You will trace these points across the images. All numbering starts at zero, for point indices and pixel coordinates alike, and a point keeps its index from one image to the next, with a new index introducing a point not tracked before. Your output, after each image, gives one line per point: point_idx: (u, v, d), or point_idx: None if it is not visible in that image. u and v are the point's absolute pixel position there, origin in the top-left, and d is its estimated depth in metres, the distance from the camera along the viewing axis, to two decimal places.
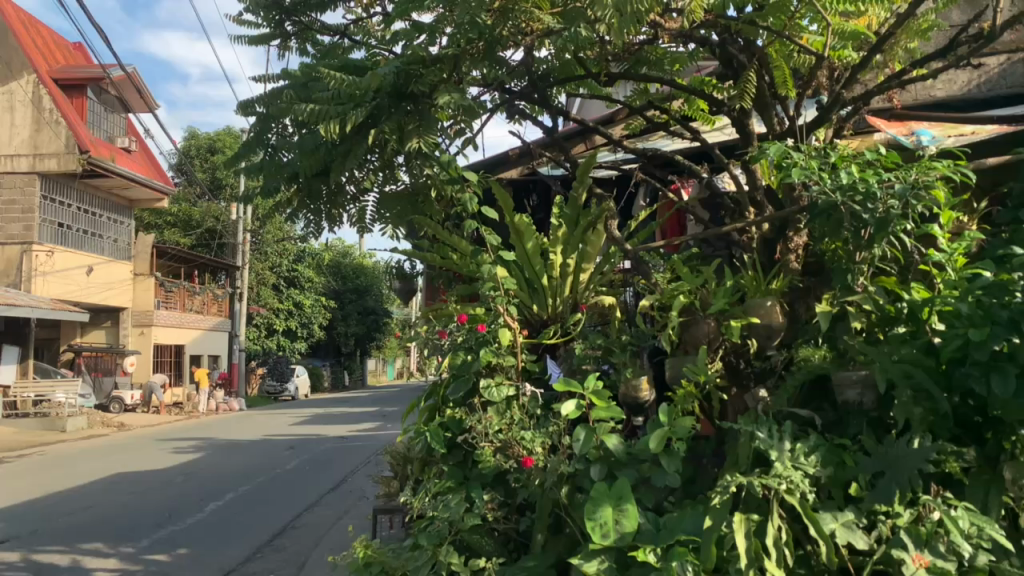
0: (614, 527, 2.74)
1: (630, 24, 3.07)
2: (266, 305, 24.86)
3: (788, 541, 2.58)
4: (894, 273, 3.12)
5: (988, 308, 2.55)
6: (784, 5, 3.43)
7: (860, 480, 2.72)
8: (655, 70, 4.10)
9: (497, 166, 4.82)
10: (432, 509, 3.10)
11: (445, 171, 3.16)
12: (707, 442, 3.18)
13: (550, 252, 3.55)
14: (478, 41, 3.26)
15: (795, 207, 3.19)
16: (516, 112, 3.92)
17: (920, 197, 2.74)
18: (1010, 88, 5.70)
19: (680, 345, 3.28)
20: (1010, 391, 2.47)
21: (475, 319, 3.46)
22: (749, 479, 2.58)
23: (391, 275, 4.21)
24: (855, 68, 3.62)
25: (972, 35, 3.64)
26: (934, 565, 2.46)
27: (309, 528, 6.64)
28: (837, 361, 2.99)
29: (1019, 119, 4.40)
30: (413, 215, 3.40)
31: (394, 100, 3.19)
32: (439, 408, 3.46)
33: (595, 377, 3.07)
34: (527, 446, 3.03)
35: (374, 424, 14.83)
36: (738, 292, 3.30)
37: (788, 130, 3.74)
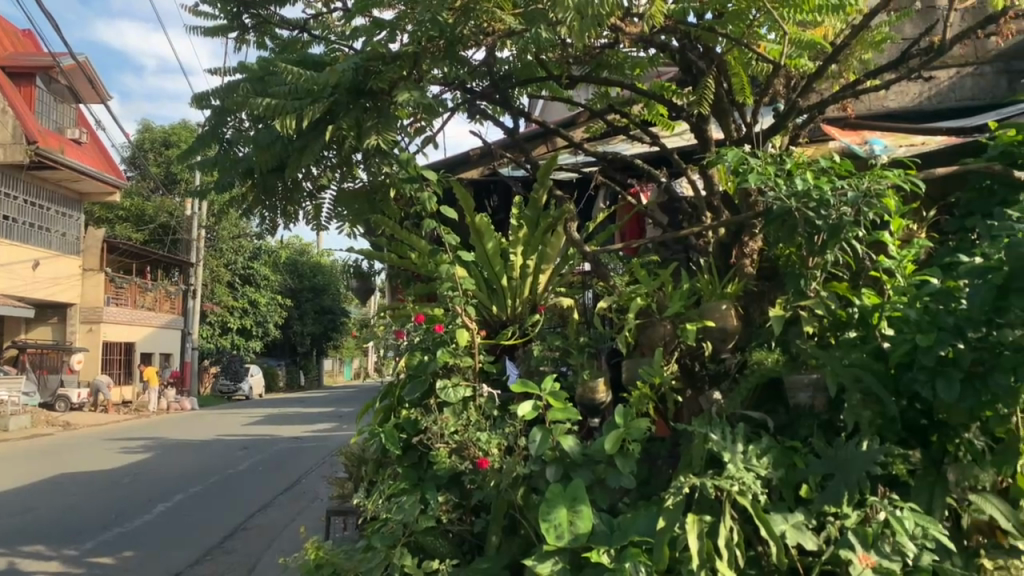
0: (568, 528, 2.75)
1: (591, 27, 3.08)
2: (222, 303, 24.45)
3: (740, 542, 2.62)
4: (846, 278, 3.18)
5: (935, 315, 2.62)
6: (742, 13, 3.50)
7: (811, 481, 2.75)
8: (616, 74, 4.13)
9: (458, 166, 4.80)
10: (386, 511, 3.07)
11: (405, 170, 3.17)
12: (662, 444, 3.21)
13: (511, 253, 3.53)
14: (439, 40, 3.24)
15: (750, 213, 3.23)
16: (477, 112, 3.91)
17: (872, 204, 2.80)
18: (959, 100, 5.89)
19: (636, 347, 3.33)
20: (954, 395, 2.54)
21: (432, 318, 3.43)
22: (702, 480, 2.61)
23: (348, 274, 4.16)
24: (811, 77, 3.71)
25: (923, 49, 3.74)
26: (880, 565, 2.51)
27: (261, 530, 6.53)
28: (790, 364, 3.03)
29: (968, 131, 4.53)
30: (371, 215, 3.35)
31: (352, 96, 3.16)
32: (394, 409, 3.42)
33: (552, 378, 3.08)
34: (482, 448, 3.02)
35: (329, 424, 14.66)
36: (694, 295, 3.33)
37: (745, 136, 3.80)
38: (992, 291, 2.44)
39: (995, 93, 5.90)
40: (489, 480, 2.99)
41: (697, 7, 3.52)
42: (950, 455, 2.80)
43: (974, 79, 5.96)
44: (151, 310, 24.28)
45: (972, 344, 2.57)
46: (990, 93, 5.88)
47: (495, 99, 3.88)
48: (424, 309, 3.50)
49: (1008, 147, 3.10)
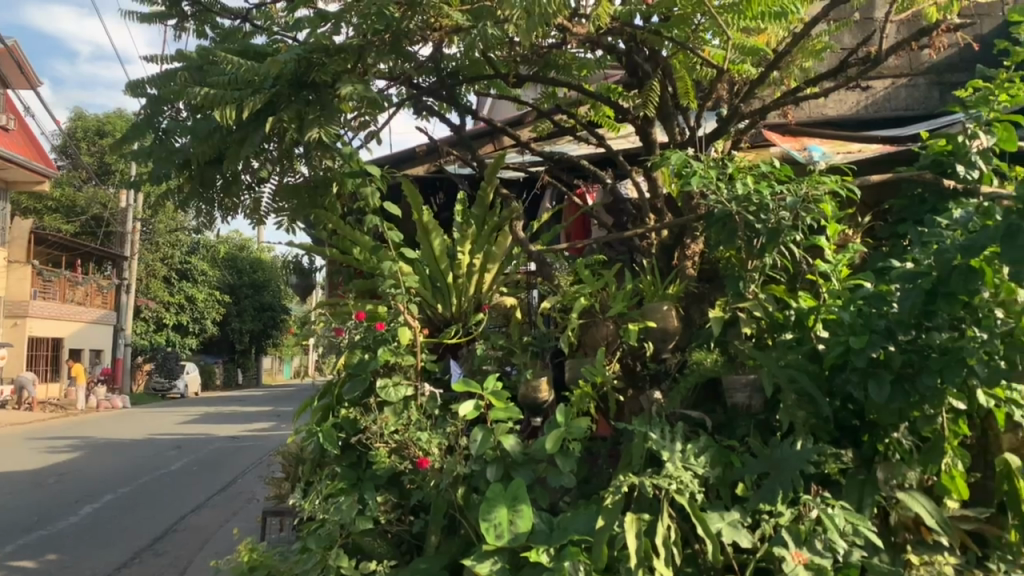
0: (508, 528, 2.74)
1: (539, 26, 3.07)
2: (158, 298, 23.77)
3: (677, 540, 2.65)
4: (784, 281, 3.24)
5: (868, 318, 2.69)
6: (687, 17, 3.52)
7: (747, 480, 2.80)
8: (563, 75, 4.09)
9: (402, 163, 4.79)
10: (322, 512, 3.01)
11: (348, 164, 3.07)
12: (603, 443, 3.23)
13: (458, 251, 3.49)
14: (385, 33, 3.20)
15: (692, 215, 3.27)
16: (423, 108, 3.88)
17: (810, 210, 2.86)
18: (893, 111, 6.08)
19: (579, 347, 3.36)
20: (884, 396, 2.62)
21: (374, 316, 3.39)
22: (640, 479, 2.63)
23: (288, 270, 4.09)
24: (753, 84, 3.78)
25: (861, 59, 3.84)
26: (812, 562, 2.56)
27: (193, 532, 6.35)
28: (728, 364, 3.08)
29: (902, 140, 4.67)
30: (313, 211, 3.29)
31: (293, 87, 3.09)
32: (332, 408, 3.36)
33: (494, 378, 3.06)
34: (422, 447, 2.98)
35: (269, 423, 14.39)
36: (636, 296, 3.36)
37: (689, 140, 3.86)
38: (921, 296, 2.52)
39: (928, 103, 6.09)
40: (429, 480, 2.96)
41: (645, 10, 3.52)
42: (880, 454, 2.88)
43: (908, 91, 6.15)
44: (82, 304, 23.46)
45: (902, 346, 2.66)
46: (923, 104, 6.07)
47: (441, 96, 3.85)
48: (364, 306, 3.49)
49: (940, 157, 3.16)
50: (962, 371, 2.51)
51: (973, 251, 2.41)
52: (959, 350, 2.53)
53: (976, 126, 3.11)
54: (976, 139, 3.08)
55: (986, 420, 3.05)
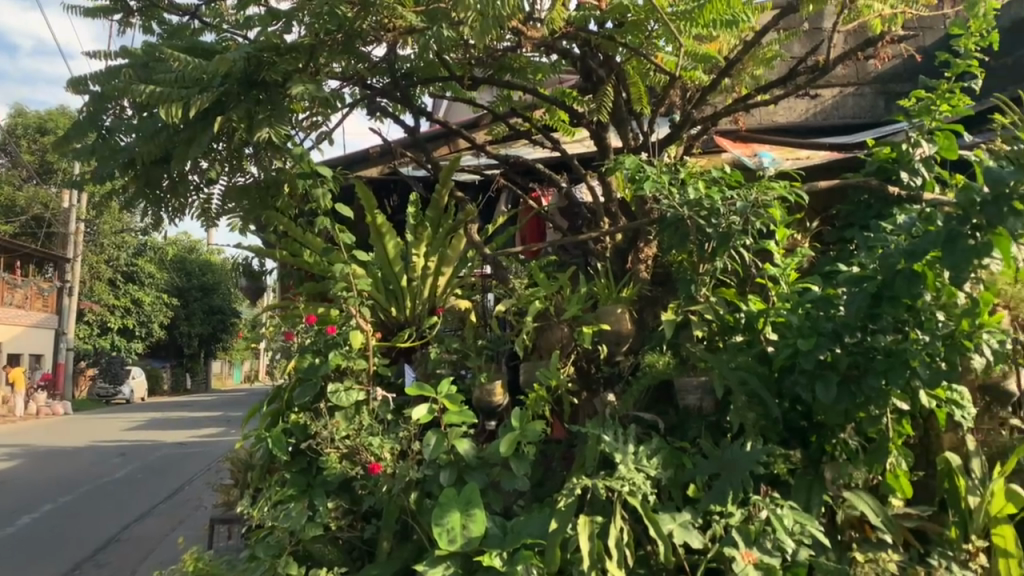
0: (460, 533, 2.72)
1: (493, 29, 3.07)
2: (102, 301, 23.07)
3: (629, 541, 2.67)
4: (734, 285, 3.29)
5: (815, 321, 2.74)
6: (640, 23, 3.54)
7: (698, 481, 2.83)
8: (518, 78, 4.08)
9: (355, 164, 4.75)
10: (271, 519, 2.96)
11: (298, 165, 3.05)
12: (558, 446, 3.23)
13: (412, 254, 3.46)
14: (337, 33, 3.17)
15: (646, 219, 3.29)
16: (377, 109, 3.84)
17: (760, 214, 2.92)
18: (841, 118, 6.24)
19: (534, 350, 3.36)
20: (831, 398, 2.68)
21: (324, 320, 3.33)
22: (593, 481, 2.64)
23: (237, 272, 4.01)
24: (705, 90, 3.83)
25: (809, 67, 3.91)
26: (761, 561, 2.60)
27: (137, 542, 6.18)
28: (680, 366, 3.12)
29: (849, 147, 4.77)
30: (265, 213, 3.26)
31: (243, 86, 3.03)
32: (282, 413, 3.32)
33: (447, 381, 3.04)
34: (374, 452, 2.96)
35: (220, 429, 14.12)
36: (590, 300, 3.38)
37: (643, 145, 3.90)
38: (867, 300, 2.57)
39: (874, 112, 6.25)
40: (381, 485, 2.93)
41: (599, 15, 3.54)
42: (827, 454, 2.94)
43: (855, 100, 6.31)
44: (22, 308, 22.71)
45: (849, 349, 2.70)
46: (870, 113, 6.23)
47: (395, 97, 3.82)
48: (315, 309, 3.44)
49: (885, 163, 3.30)
50: (905, 373, 2.57)
51: (916, 255, 2.47)
52: (903, 352, 2.60)
53: (918, 135, 3.19)
54: (919, 147, 3.18)
55: (928, 421, 3.14)
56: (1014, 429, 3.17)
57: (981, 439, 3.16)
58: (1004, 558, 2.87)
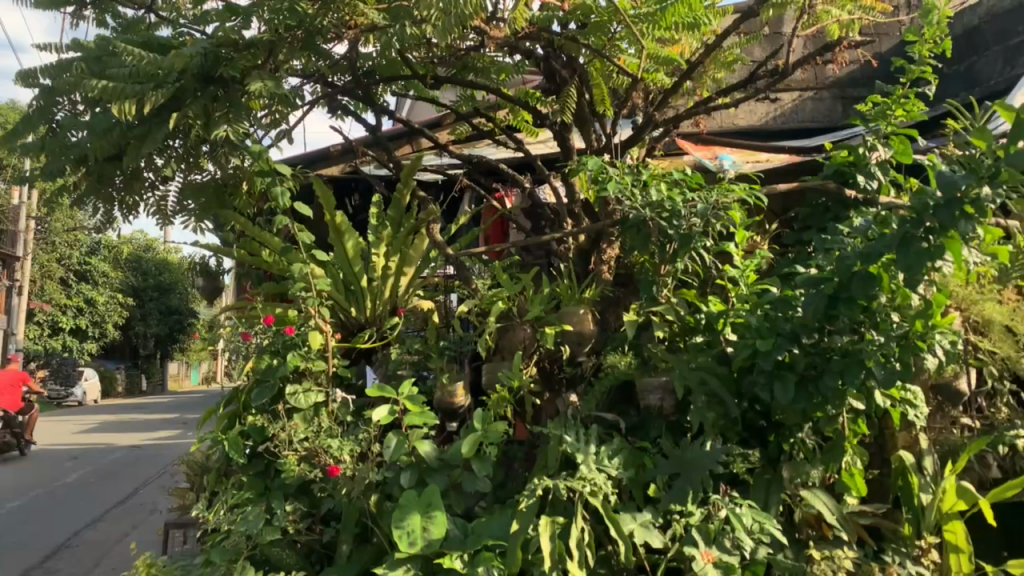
0: (421, 535, 2.70)
1: (455, 27, 3.05)
2: (54, 301, 22.45)
3: (590, 542, 2.68)
4: (694, 286, 3.32)
5: (774, 321, 2.78)
6: (603, 25, 3.54)
7: (658, 481, 2.85)
8: (482, 78, 4.06)
9: (316, 162, 4.70)
10: (228, 523, 2.93)
11: (256, 163, 2.98)
12: (520, 447, 3.22)
13: (372, 253, 3.42)
14: (297, 30, 3.12)
15: (608, 220, 3.30)
16: (338, 107, 3.80)
17: (720, 216, 2.96)
18: (800, 122, 6.32)
19: (496, 351, 3.34)
20: (789, 398, 2.71)
21: (282, 320, 3.27)
22: (554, 482, 2.65)
23: (193, 271, 3.94)
24: (666, 93, 3.86)
25: (769, 71, 3.96)
26: (720, 560, 2.62)
27: (88, 548, 6.03)
28: (642, 367, 3.13)
29: (808, 151, 4.83)
30: (220, 210, 3.23)
31: (200, 83, 2.98)
32: (239, 415, 3.27)
33: (409, 382, 3.01)
34: (333, 455, 2.90)
35: (177, 431, 13.87)
36: (553, 300, 3.38)
37: (606, 146, 3.91)
38: (823, 301, 2.62)
39: (832, 116, 6.36)
40: (340, 488, 2.90)
41: (562, 16, 3.54)
42: (785, 453, 2.98)
43: (814, 104, 6.41)
44: None
45: (806, 349, 2.75)
46: (827, 118, 6.33)
47: (356, 95, 3.77)
48: (273, 309, 3.38)
49: (841, 167, 3.31)
50: (861, 373, 2.62)
51: (871, 258, 2.51)
52: (858, 353, 2.64)
53: (876, 139, 3.25)
54: (875, 151, 3.23)
55: (882, 420, 3.20)
56: (964, 427, 3.24)
57: (933, 437, 3.23)
58: (957, 554, 2.95)
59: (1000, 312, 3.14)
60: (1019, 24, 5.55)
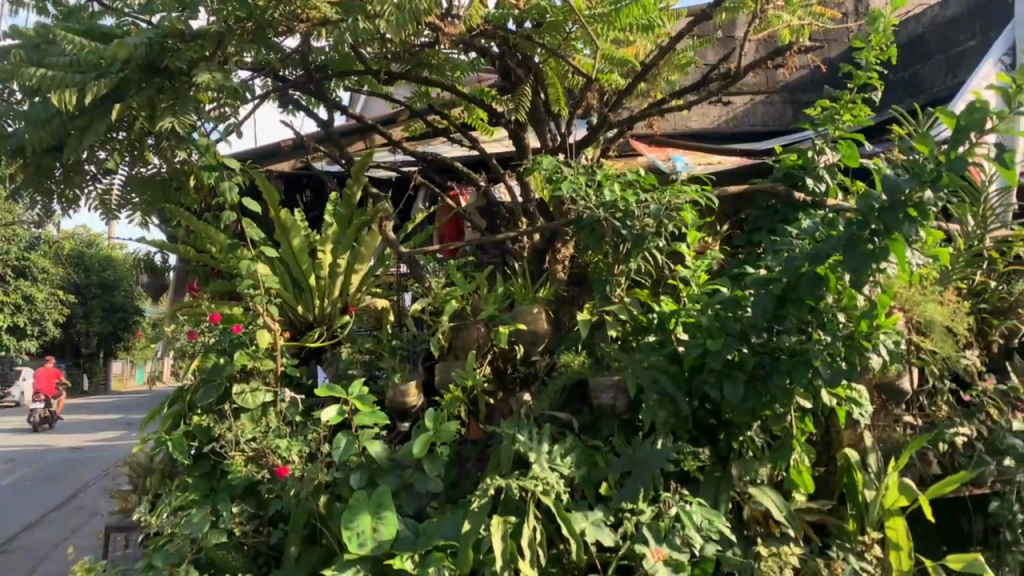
0: (371, 536, 2.68)
1: (409, 23, 3.03)
2: None
3: (542, 541, 2.68)
4: (647, 285, 3.34)
5: (723, 321, 2.81)
6: (558, 25, 3.55)
7: (610, 480, 2.86)
8: (437, 75, 3.99)
9: (268, 157, 4.61)
10: (172, 526, 2.88)
11: (204, 156, 2.96)
12: (473, 446, 3.20)
13: (319, 251, 3.39)
14: (247, 22, 3.08)
15: (563, 220, 3.30)
16: (289, 101, 3.73)
17: (672, 217, 3.00)
18: (751, 126, 6.42)
19: (449, 350, 3.30)
20: (739, 396, 2.76)
21: (229, 318, 3.20)
22: (507, 482, 2.64)
23: (137, 268, 3.85)
24: (620, 94, 3.88)
25: (721, 74, 4.01)
26: (670, 557, 2.64)
27: (22, 554, 5.82)
28: (595, 366, 3.14)
29: (758, 154, 4.90)
30: (166, 203, 3.17)
31: (144, 74, 2.87)
32: (184, 415, 3.20)
33: (359, 382, 2.97)
34: (282, 455, 2.85)
35: (121, 432, 13.51)
36: (507, 299, 3.37)
37: (560, 146, 3.92)
38: (772, 301, 2.67)
39: (782, 120, 6.47)
40: (289, 489, 2.85)
41: (517, 14, 3.52)
42: (735, 451, 3.02)
43: (765, 107, 6.51)
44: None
45: (755, 348, 2.80)
46: (778, 121, 6.43)
47: (308, 90, 3.70)
48: (219, 308, 3.28)
49: (791, 170, 3.39)
50: (808, 372, 2.67)
51: (819, 259, 2.56)
52: (805, 352, 2.70)
53: (824, 143, 3.32)
54: (823, 154, 3.32)
55: (829, 419, 3.26)
56: (907, 425, 3.33)
57: (877, 435, 3.31)
58: (896, 551, 3.02)
59: (940, 313, 3.19)
60: (961, 32, 5.67)
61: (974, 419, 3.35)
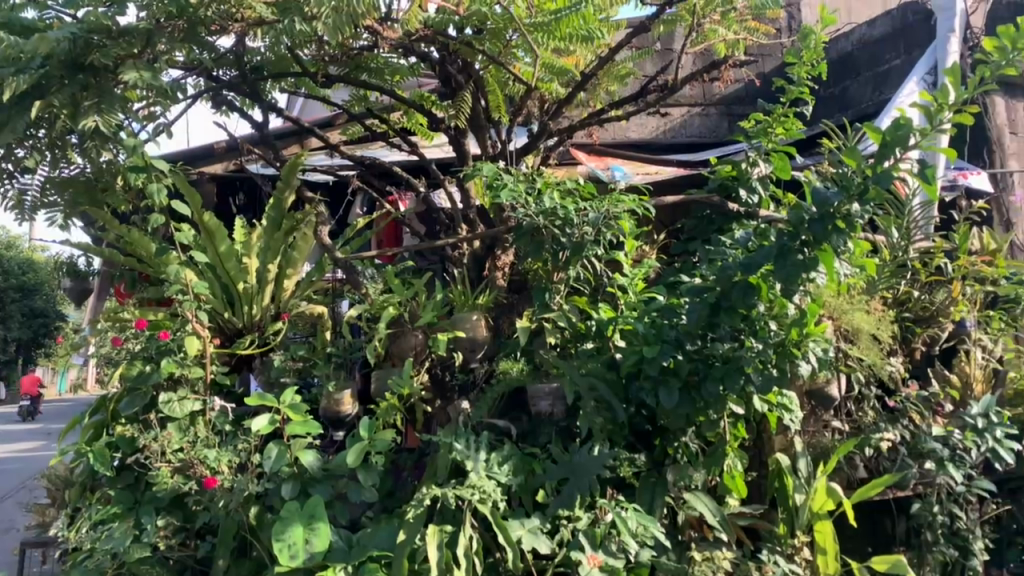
0: (303, 548, 2.62)
1: (347, 25, 2.99)
2: None
3: (478, 549, 2.66)
4: (586, 293, 3.35)
5: (660, 329, 2.85)
6: (500, 32, 3.54)
7: (547, 487, 2.86)
8: (375, 79, 3.92)
9: (197, 159, 4.44)
10: (90, 541, 2.78)
11: (130, 157, 2.81)
12: (409, 455, 3.16)
13: (244, 257, 3.28)
14: (179, 19, 2.98)
15: (503, 227, 3.30)
16: (222, 102, 3.63)
17: (610, 226, 3.02)
18: (688, 137, 6.53)
19: (386, 358, 3.26)
20: (674, 402, 2.80)
21: (156, 324, 3.14)
22: (442, 491, 2.62)
23: (59, 272, 3.78)
24: (561, 102, 3.90)
25: (659, 86, 4.07)
26: (606, 564, 2.66)
27: None
28: (533, 373, 3.13)
29: (695, 164, 4.97)
30: (91, 207, 3.10)
31: (67, 70, 2.76)
32: (106, 425, 3.10)
33: (292, 390, 2.90)
34: (210, 466, 2.78)
35: (41, 442, 12.92)
36: (445, 306, 3.34)
37: (500, 153, 3.92)
38: (706, 309, 2.71)
39: (717, 133, 6.61)
40: (217, 500, 2.77)
41: (458, 20, 3.50)
42: (670, 456, 3.05)
43: (701, 120, 6.63)
44: None
45: (689, 355, 2.84)
46: (713, 133, 6.56)
47: (243, 91, 3.62)
48: (146, 314, 3.18)
49: (725, 181, 3.46)
50: (740, 380, 2.73)
51: (752, 268, 2.61)
52: (738, 360, 2.75)
53: (756, 155, 3.41)
54: (756, 166, 3.39)
55: (760, 424, 3.33)
56: (834, 431, 3.42)
57: (807, 440, 3.39)
58: (823, 556, 3.14)
59: (868, 322, 3.29)
60: (889, 52, 5.86)
61: (898, 424, 3.48)
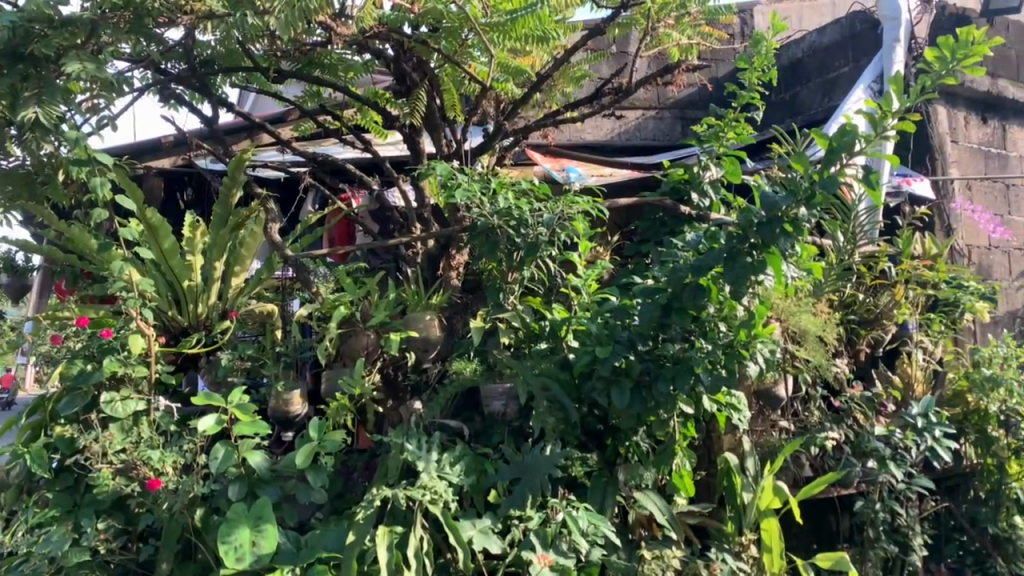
0: (250, 550, 2.58)
1: (299, 21, 2.97)
2: None
3: (428, 550, 2.65)
4: (540, 293, 3.35)
5: (612, 329, 2.89)
6: (455, 31, 3.52)
7: (498, 487, 2.86)
8: (329, 75, 3.87)
9: (143, 153, 4.33)
10: (27, 545, 2.69)
11: (72, 150, 2.73)
12: (360, 455, 3.14)
13: (189, 254, 3.23)
14: (124, 10, 2.88)
15: (457, 226, 3.29)
16: (170, 95, 3.55)
17: (565, 226, 3.04)
18: (643, 140, 6.57)
19: (337, 357, 3.23)
20: (625, 402, 2.83)
21: (98, 322, 3.06)
22: (393, 491, 2.60)
23: None
24: (516, 103, 3.90)
25: (614, 88, 4.09)
26: (556, 563, 2.66)
27: None
28: (486, 373, 3.13)
29: (649, 168, 5.00)
30: (30, 201, 3.00)
31: (5, 59, 2.68)
32: (44, 425, 3.01)
33: (239, 390, 2.85)
34: (154, 467, 2.71)
35: None
36: (398, 306, 3.31)
37: (455, 152, 3.90)
38: (657, 310, 2.74)
39: (671, 136, 6.67)
40: (161, 503, 2.71)
41: (413, 19, 3.47)
42: (621, 456, 3.08)
43: (655, 123, 6.69)
44: None
45: (641, 356, 2.87)
46: (667, 137, 6.62)
47: (191, 85, 3.54)
48: (87, 311, 3.10)
49: (678, 184, 3.50)
50: (689, 380, 2.77)
51: (702, 270, 2.65)
52: (688, 360, 2.79)
53: (708, 159, 3.46)
54: (708, 170, 3.44)
55: (710, 424, 3.38)
56: (782, 430, 3.49)
57: (755, 440, 3.45)
58: (769, 554, 3.16)
59: (814, 324, 3.36)
60: (836, 60, 5.99)
61: (842, 423, 3.56)
